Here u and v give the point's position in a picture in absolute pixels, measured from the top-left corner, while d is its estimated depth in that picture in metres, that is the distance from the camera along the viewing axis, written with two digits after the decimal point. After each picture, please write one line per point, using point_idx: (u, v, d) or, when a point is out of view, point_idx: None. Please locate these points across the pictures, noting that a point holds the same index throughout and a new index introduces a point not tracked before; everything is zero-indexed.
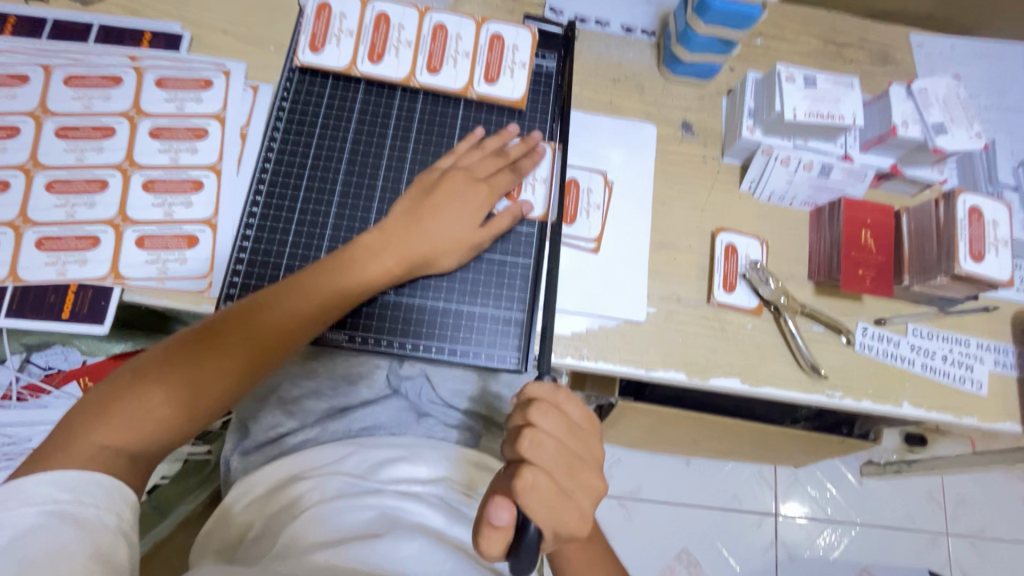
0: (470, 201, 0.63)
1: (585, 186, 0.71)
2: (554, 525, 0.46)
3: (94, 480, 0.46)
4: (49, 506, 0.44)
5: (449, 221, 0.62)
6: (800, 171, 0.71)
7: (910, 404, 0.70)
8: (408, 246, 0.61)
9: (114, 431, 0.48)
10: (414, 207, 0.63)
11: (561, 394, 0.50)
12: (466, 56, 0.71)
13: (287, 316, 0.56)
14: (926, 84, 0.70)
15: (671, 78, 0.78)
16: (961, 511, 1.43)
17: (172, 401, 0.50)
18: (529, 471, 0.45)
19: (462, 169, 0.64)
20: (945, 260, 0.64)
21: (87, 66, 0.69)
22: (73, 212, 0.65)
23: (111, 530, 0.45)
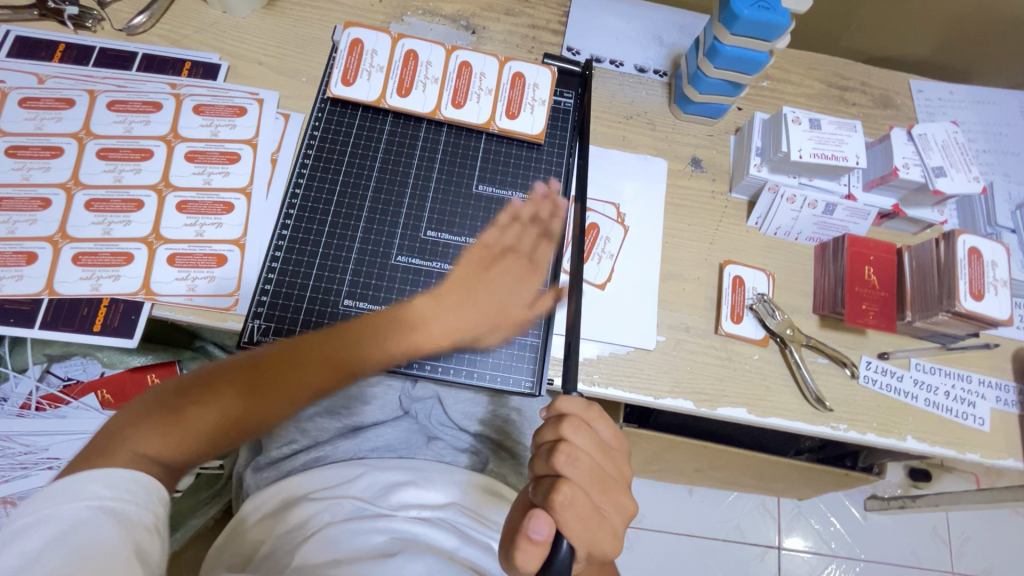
0: (522, 278, 0.65)
1: (605, 233, 0.75)
2: (589, 543, 0.47)
3: (137, 480, 0.46)
4: (95, 501, 0.44)
5: (503, 297, 0.64)
6: (805, 210, 0.74)
7: (914, 438, 0.71)
8: (461, 322, 0.63)
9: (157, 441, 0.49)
10: (466, 283, 0.64)
11: (592, 411, 0.51)
12: (489, 93, 0.75)
13: (319, 358, 0.57)
14: (926, 130, 0.73)
15: (681, 117, 0.82)
16: (967, 549, 1.42)
17: (201, 423, 0.51)
18: (567, 487, 0.47)
19: (512, 247, 0.66)
20: (946, 298, 0.66)
21: (130, 92, 0.73)
22: (110, 229, 0.68)
23: (148, 529, 0.45)
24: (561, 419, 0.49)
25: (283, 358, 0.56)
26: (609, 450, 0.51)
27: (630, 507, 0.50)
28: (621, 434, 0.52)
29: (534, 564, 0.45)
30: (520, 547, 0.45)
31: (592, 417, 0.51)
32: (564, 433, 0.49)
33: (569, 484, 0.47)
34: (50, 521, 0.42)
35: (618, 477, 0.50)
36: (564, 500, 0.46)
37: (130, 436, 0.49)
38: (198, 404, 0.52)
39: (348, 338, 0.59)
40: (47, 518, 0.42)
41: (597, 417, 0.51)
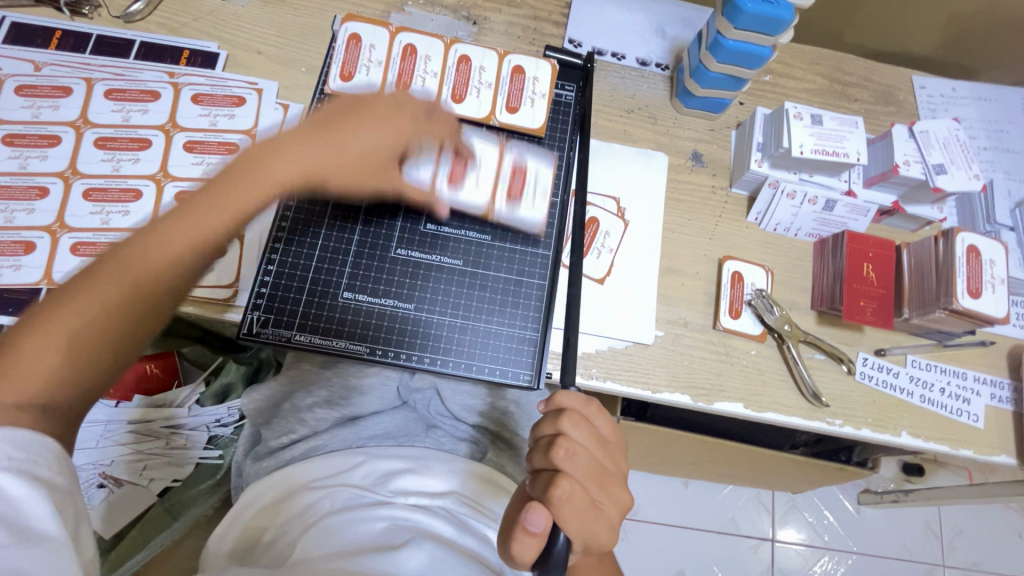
0: (392, 126, 0.60)
1: (604, 228, 0.74)
2: (585, 536, 0.48)
3: (44, 442, 0.43)
4: (1, 464, 0.41)
5: (372, 143, 0.59)
6: (805, 205, 0.74)
7: (908, 434, 0.72)
8: (320, 160, 0.56)
9: (8, 388, 0.43)
10: (330, 117, 0.58)
11: (591, 406, 0.51)
12: (542, 184, 0.70)
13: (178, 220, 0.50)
14: (927, 126, 0.73)
15: (683, 111, 0.82)
16: (958, 543, 1.44)
17: (44, 365, 0.44)
18: (566, 481, 0.47)
19: (373, 101, 0.60)
20: (944, 297, 0.66)
21: (128, 80, 0.73)
22: (108, 219, 0.67)
23: (64, 494, 0.44)
24: (561, 413, 0.50)
25: (133, 255, 0.48)
26: (607, 445, 0.51)
27: (627, 500, 0.51)
28: (618, 429, 0.53)
29: (532, 554, 0.46)
30: (518, 537, 0.46)
31: (591, 412, 0.51)
32: (563, 427, 0.49)
33: (567, 477, 0.47)
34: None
35: (615, 471, 0.51)
36: (562, 494, 0.47)
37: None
38: (29, 343, 0.44)
39: (213, 187, 0.52)
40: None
41: (596, 412, 0.51)
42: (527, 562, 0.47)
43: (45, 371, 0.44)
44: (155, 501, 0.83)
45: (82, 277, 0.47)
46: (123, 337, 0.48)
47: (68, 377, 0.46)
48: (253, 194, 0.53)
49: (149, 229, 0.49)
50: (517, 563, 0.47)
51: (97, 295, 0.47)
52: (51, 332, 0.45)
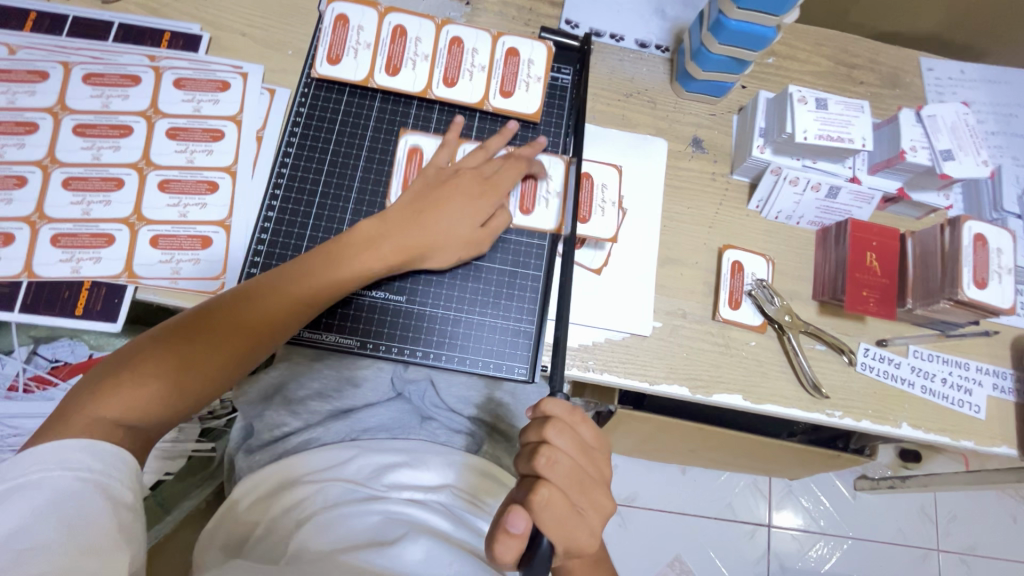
0: (476, 198, 0.64)
1: (600, 181, 0.71)
2: (566, 542, 0.47)
3: (122, 457, 0.48)
4: (81, 474, 0.45)
5: (454, 217, 0.63)
6: (808, 193, 0.72)
7: (909, 425, 0.71)
8: (409, 242, 0.62)
9: (111, 405, 0.49)
10: (420, 201, 0.63)
11: (576, 413, 0.50)
12: (557, 196, 0.69)
13: (288, 299, 0.58)
14: (935, 111, 0.71)
15: (683, 95, 0.79)
16: (952, 527, 1.45)
17: (147, 394, 0.50)
18: (546, 488, 0.46)
19: (468, 167, 0.66)
20: (949, 286, 0.65)
21: (107, 64, 0.70)
22: (89, 209, 0.65)
23: (131, 509, 0.47)
24: (545, 420, 0.48)
25: (255, 300, 0.56)
26: (590, 452, 0.50)
27: (609, 507, 0.50)
28: (602, 435, 0.52)
29: (512, 556, 0.45)
30: (499, 539, 0.44)
31: (576, 421, 0.50)
32: (547, 434, 0.48)
33: (548, 484, 0.46)
34: (38, 489, 0.43)
35: (598, 478, 0.50)
36: (542, 500, 0.46)
37: (79, 405, 0.49)
38: (144, 367, 0.51)
39: (339, 244, 0.61)
40: (35, 485, 0.43)
41: (581, 420, 0.50)
42: (507, 566, 0.46)
43: (147, 396, 0.50)
44: (148, 495, 0.78)
45: (204, 315, 0.55)
46: (209, 390, 0.54)
47: (161, 408, 0.51)
48: (382, 242, 0.62)
49: (282, 276, 0.58)
50: (496, 567, 0.46)
51: (225, 327, 0.55)
52: (167, 359, 0.52)
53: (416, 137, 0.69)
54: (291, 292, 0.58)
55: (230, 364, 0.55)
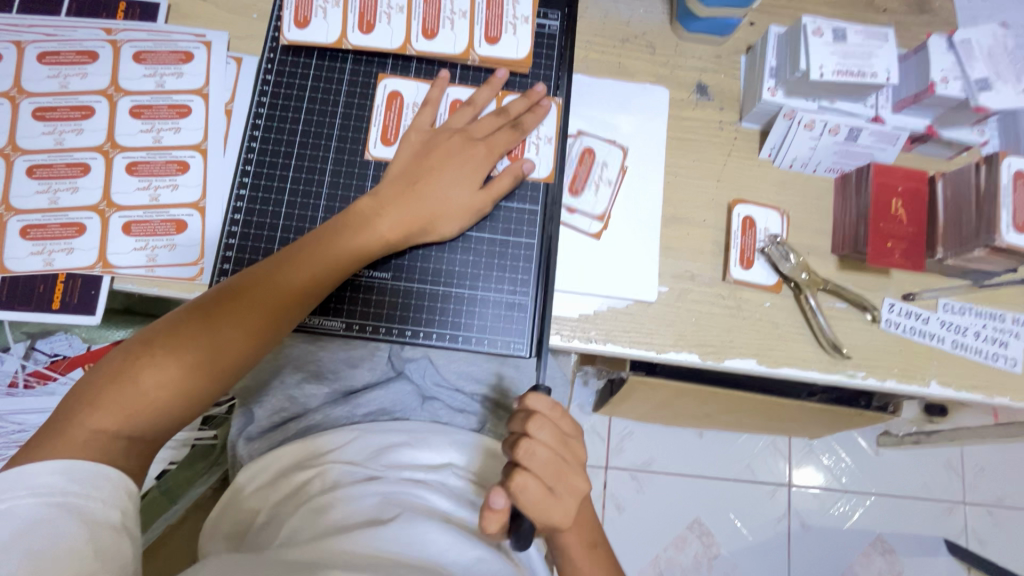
0: (469, 161, 0.60)
1: (602, 158, 0.67)
2: (547, 525, 0.45)
3: (104, 474, 0.46)
4: (56, 498, 0.44)
5: (447, 183, 0.59)
6: (825, 136, 0.65)
7: (938, 383, 0.67)
8: (405, 216, 0.58)
9: (108, 417, 0.47)
10: (410, 171, 0.60)
11: (557, 407, 0.47)
12: (549, 141, 0.65)
13: (285, 291, 0.54)
14: (970, 35, 0.63)
15: (684, 36, 0.72)
16: (980, 480, 1.41)
17: (145, 403, 0.49)
18: (524, 479, 0.44)
19: (460, 127, 0.61)
20: (984, 232, 0.59)
21: (61, 41, 0.65)
22: (56, 198, 0.62)
23: (114, 528, 0.46)
24: (524, 409, 0.46)
25: (249, 294, 0.53)
26: (573, 442, 0.47)
27: (592, 493, 0.47)
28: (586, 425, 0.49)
29: (492, 537, 0.44)
30: (480, 518, 0.44)
31: (558, 412, 0.47)
32: (525, 424, 0.45)
33: (525, 474, 0.44)
34: (9, 517, 0.42)
35: (580, 465, 0.47)
36: (519, 489, 0.44)
37: (77, 416, 0.47)
38: (139, 375, 0.49)
39: (334, 227, 0.57)
40: (7, 513, 0.43)
41: (563, 411, 0.47)
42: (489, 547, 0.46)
43: (147, 405, 0.49)
44: (153, 483, 0.78)
45: (197, 314, 0.52)
46: (210, 392, 0.52)
47: (161, 414, 0.50)
48: (376, 219, 0.58)
49: (278, 266, 0.55)
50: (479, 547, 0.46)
51: (220, 325, 0.52)
52: (162, 363, 0.49)
53: (395, 82, 0.65)
54: (286, 284, 0.54)
55: (231, 364, 0.52)
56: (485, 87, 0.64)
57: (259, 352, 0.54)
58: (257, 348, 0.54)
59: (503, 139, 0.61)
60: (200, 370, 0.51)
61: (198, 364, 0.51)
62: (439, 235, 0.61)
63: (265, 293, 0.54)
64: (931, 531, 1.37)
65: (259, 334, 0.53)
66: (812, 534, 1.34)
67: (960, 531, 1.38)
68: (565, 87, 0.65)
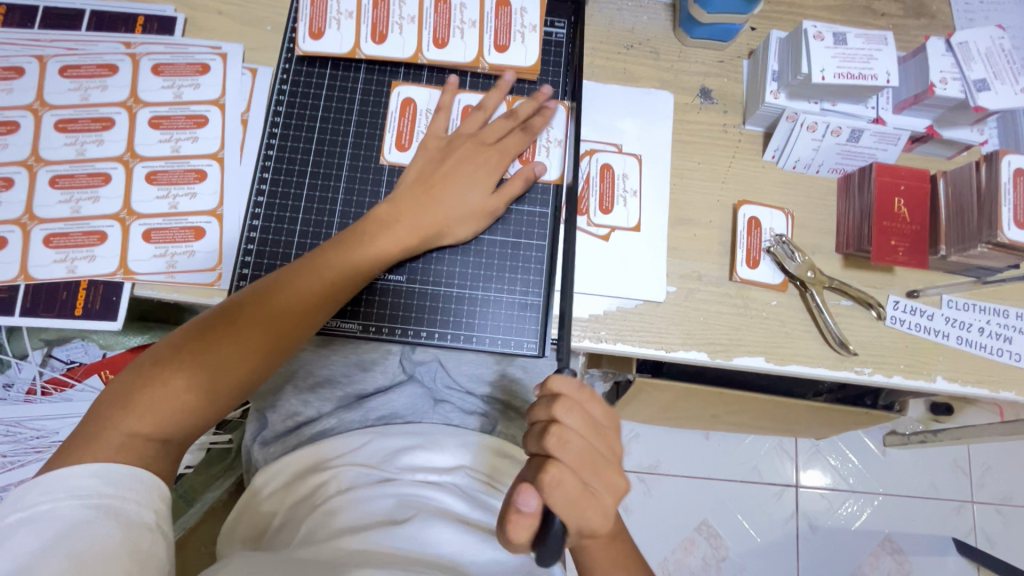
0: (482, 166, 0.62)
1: (620, 171, 0.69)
2: (578, 522, 0.45)
3: (137, 476, 0.47)
4: (92, 500, 0.45)
5: (461, 188, 0.61)
6: (828, 137, 0.67)
7: (944, 378, 0.67)
8: (421, 220, 0.60)
9: (140, 421, 0.48)
10: (425, 177, 0.61)
11: (585, 390, 0.47)
12: (559, 144, 0.66)
13: (307, 296, 0.56)
14: (967, 37, 0.65)
15: (687, 42, 0.74)
16: (987, 479, 1.41)
17: (175, 408, 0.50)
18: (555, 469, 0.45)
19: (472, 133, 0.63)
20: (986, 229, 0.60)
21: (82, 55, 0.67)
22: (79, 207, 0.64)
23: (149, 529, 0.46)
24: (553, 399, 0.46)
25: (272, 300, 0.54)
26: (602, 430, 0.47)
27: (623, 486, 0.47)
28: (613, 412, 0.49)
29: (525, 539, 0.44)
30: (510, 520, 0.44)
31: (585, 398, 0.48)
32: (555, 414, 0.46)
33: (558, 464, 0.45)
34: (48, 519, 0.43)
35: (610, 456, 0.47)
36: (553, 481, 0.44)
37: (109, 420, 0.48)
38: (169, 380, 0.50)
39: (353, 234, 0.59)
40: (47, 514, 0.43)
41: (590, 397, 0.48)
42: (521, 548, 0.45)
43: (176, 410, 0.50)
44: (171, 488, 0.81)
45: (223, 319, 0.53)
46: (236, 395, 0.53)
47: (189, 418, 0.51)
48: (394, 224, 0.59)
49: (299, 272, 0.56)
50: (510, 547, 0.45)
51: (245, 330, 0.53)
52: (190, 368, 0.50)
53: (407, 90, 0.67)
54: (308, 289, 0.56)
55: (256, 368, 0.53)
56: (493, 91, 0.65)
57: (283, 355, 0.55)
58: (280, 352, 0.55)
59: (513, 146, 0.63)
60: (226, 375, 0.52)
61: (225, 369, 0.52)
62: (454, 239, 0.62)
63: (287, 299, 0.55)
64: (940, 530, 1.37)
65: (282, 339, 0.54)
66: (821, 535, 1.34)
67: (968, 530, 1.38)
68: (573, 91, 0.67)
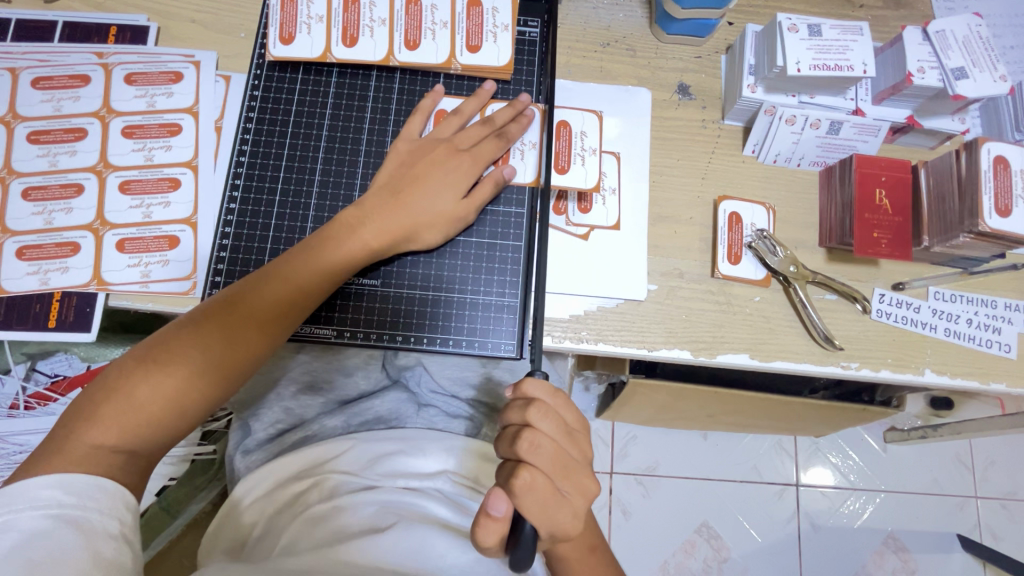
0: (454, 171, 0.61)
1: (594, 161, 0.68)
2: (550, 525, 0.45)
3: (98, 485, 0.47)
4: (52, 510, 0.44)
5: (432, 193, 0.60)
6: (807, 130, 0.66)
7: (933, 371, 0.66)
8: (390, 224, 0.59)
9: (103, 432, 0.48)
10: (395, 183, 0.60)
11: (559, 395, 0.47)
12: (594, 153, 0.65)
13: (273, 304, 0.55)
14: (943, 26, 0.64)
15: (664, 38, 0.73)
16: (990, 473, 1.39)
17: (140, 418, 0.49)
18: (526, 473, 0.44)
19: (446, 137, 0.62)
20: (967, 218, 0.60)
21: (54, 66, 0.67)
22: (51, 219, 0.63)
23: (112, 537, 0.46)
24: (528, 401, 0.46)
25: (238, 306, 0.54)
26: (575, 435, 0.47)
27: (594, 490, 0.47)
28: (585, 418, 0.49)
29: (494, 539, 0.44)
30: (480, 524, 0.44)
31: (559, 403, 0.47)
32: (530, 417, 0.45)
33: (530, 468, 0.44)
34: (7, 531, 0.43)
35: (582, 461, 0.47)
36: (525, 485, 0.43)
37: (73, 432, 0.48)
38: (133, 390, 0.49)
39: (321, 239, 0.58)
40: (4, 526, 0.43)
41: (564, 402, 0.48)
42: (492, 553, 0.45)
43: (141, 420, 0.49)
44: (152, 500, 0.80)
45: (190, 329, 0.52)
46: (205, 404, 0.53)
47: (156, 428, 0.50)
48: (363, 228, 0.58)
49: (267, 278, 0.55)
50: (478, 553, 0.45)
51: (213, 337, 0.52)
52: (155, 377, 0.50)
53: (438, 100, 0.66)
54: (275, 296, 0.55)
55: (224, 376, 0.53)
56: (471, 97, 0.64)
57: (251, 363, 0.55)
58: (249, 360, 0.54)
59: (486, 152, 0.62)
60: (193, 384, 0.51)
61: (192, 377, 0.51)
62: (427, 244, 0.61)
63: (253, 305, 0.54)
64: (944, 527, 1.35)
65: (251, 346, 0.54)
66: (823, 535, 1.32)
67: (973, 526, 1.36)
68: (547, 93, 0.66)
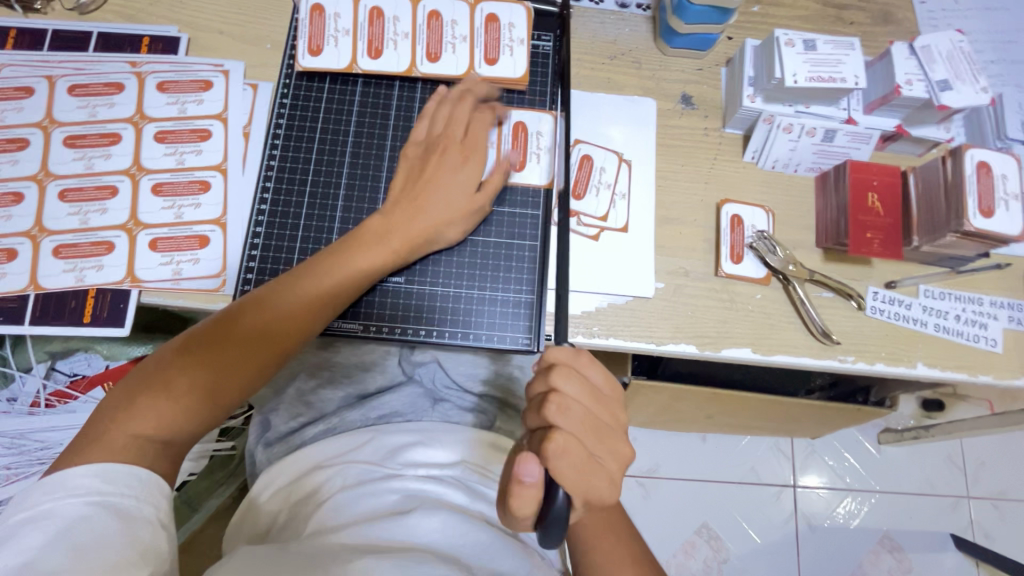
0: (462, 168, 0.63)
1: (599, 164, 0.72)
2: (587, 490, 0.48)
3: (134, 473, 0.48)
4: (91, 497, 0.46)
5: (443, 191, 0.62)
6: (804, 138, 0.70)
7: (924, 364, 0.70)
8: (407, 224, 0.62)
9: (143, 423, 0.50)
10: (410, 182, 0.63)
11: (583, 357, 0.50)
12: (609, 187, 0.72)
13: (305, 304, 0.58)
14: (929, 41, 0.69)
15: (668, 51, 0.78)
16: (982, 474, 1.43)
17: (178, 410, 0.52)
18: (560, 436, 0.47)
19: (449, 134, 0.64)
20: (954, 219, 0.64)
21: (89, 74, 0.70)
22: (87, 219, 0.66)
23: (148, 522, 0.47)
24: (551, 369, 0.49)
25: (270, 305, 0.57)
26: (602, 398, 0.50)
27: (626, 453, 0.50)
28: (613, 381, 0.51)
29: (529, 507, 0.46)
30: (515, 490, 0.46)
31: (583, 364, 0.50)
32: (554, 383, 0.48)
33: (561, 432, 0.47)
34: (51, 517, 0.44)
35: (612, 424, 0.50)
36: (558, 449, 0.46)
37: (113, 422, 0.50)
38: (173, 384, 0.52)
39: (348, 241, 0.61)
40: (48, 513, 0.44)
41: (588, 363, 0.50)
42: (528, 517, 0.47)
43: (179, 412, 0.52)
44: (175, 494, 0.82)
45: (225, 324, 0.55)
46: (238, 398, 0.55)
47: (193, 420, 0.53)
48: (388, 230, 0.61)
49: (297, 279, 0.58)
50: (516, 518, 0.47)
51: (247, 334, 0.55)
52: (193, 371, 0.53)
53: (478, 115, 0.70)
54: (305, 294, 0.58)
55: (256, 371, 0.56)
56: (476, 100, 0.66)
57: (280, 357, 0.57)
58: (279, 357, 0.57)
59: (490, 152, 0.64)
60: (229, 378, 0.54)
61: (228, 372, 0.54)
62: (447, 241, 0.65)
63: (285, 303, 0.57)
64: (938, 527, 1.38)
65: (283, 343, 0.57)
66: (820, 535, 1.35)
67: (966, 525, 1.39)
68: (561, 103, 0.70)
